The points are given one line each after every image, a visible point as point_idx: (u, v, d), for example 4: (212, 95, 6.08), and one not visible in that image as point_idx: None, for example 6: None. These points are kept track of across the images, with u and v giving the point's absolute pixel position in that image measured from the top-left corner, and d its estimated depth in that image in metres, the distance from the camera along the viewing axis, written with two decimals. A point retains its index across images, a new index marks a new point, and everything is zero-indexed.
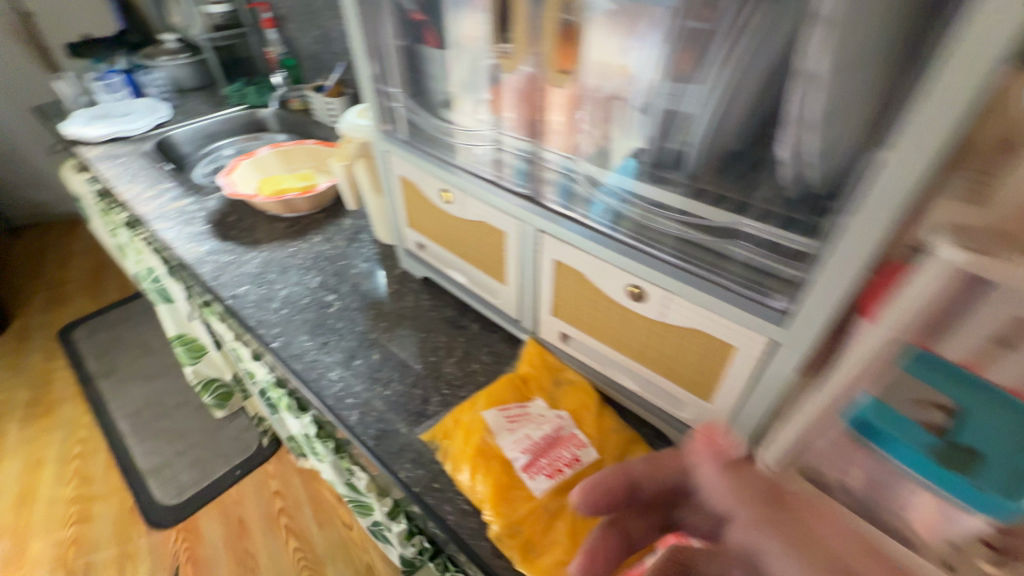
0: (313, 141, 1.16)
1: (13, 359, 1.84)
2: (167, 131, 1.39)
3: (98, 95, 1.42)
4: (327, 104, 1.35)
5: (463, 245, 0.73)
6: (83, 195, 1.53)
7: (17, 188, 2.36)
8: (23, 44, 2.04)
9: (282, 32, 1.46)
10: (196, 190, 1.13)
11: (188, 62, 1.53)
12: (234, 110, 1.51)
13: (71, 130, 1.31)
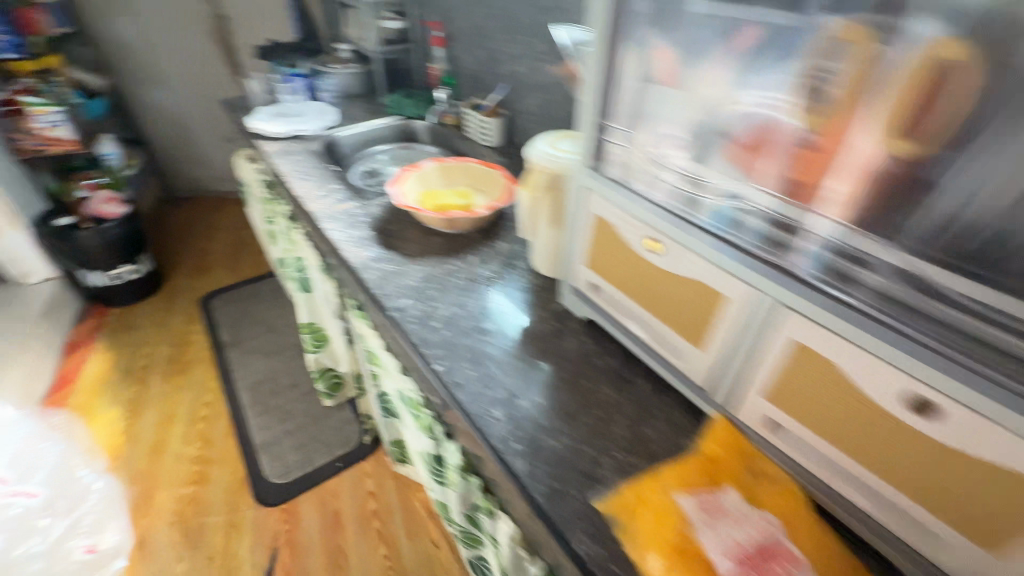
0: (474, 161, 1.17)
1: (162, 317, 2.05)
2: (333, 133, 1.49)
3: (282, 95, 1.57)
4: (483, 123, 1.37)
5: (653, 299, 0.66)
6: (249, 182, 1.67)
7: (186, 165, 2.67)
8: (215, 42, 2.32)
9: (448, 51, 1.52)
10: (360, 195, 1.18)
11: (357, 70, 1.63)
12: (391, 119, 1.58)
13: (255, 124, 1.44)
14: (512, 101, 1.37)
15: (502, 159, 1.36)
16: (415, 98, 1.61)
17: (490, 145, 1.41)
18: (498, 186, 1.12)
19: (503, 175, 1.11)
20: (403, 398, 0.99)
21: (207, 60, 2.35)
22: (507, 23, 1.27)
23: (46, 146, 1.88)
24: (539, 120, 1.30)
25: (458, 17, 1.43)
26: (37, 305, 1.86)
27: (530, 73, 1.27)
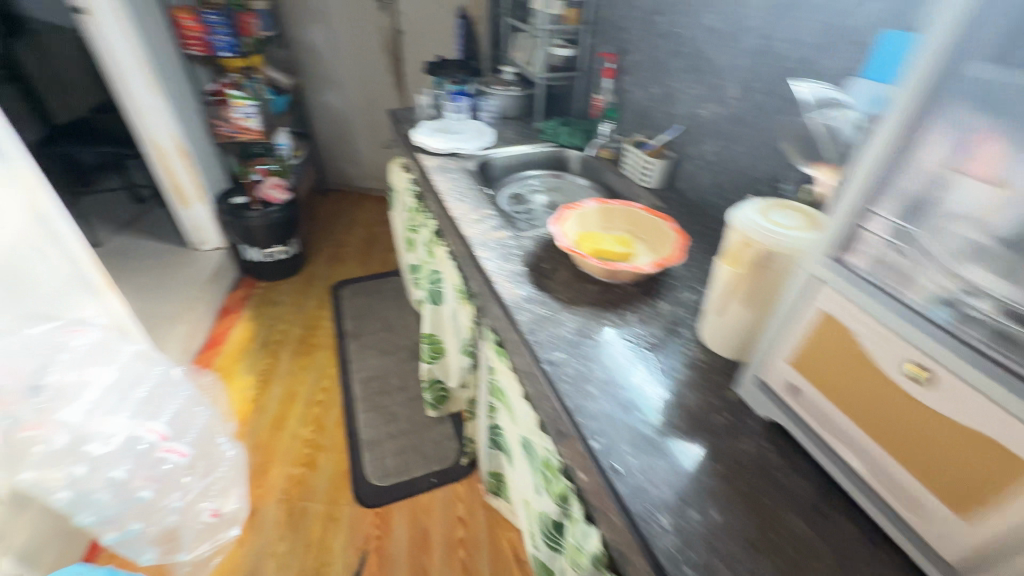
0: (639, 206, 1.08)
1: (298, 298, 2.23)
2: (489, 154, 1.50)
3: (445, 111, 1.61)
4: (646, 163, 1.30)
5: (886, 425, 0.54)
6: (399, 189, 1.75)
7: (338, 160, 2.92)
8: (386, 53, 2.50)
9: (617, 83, 1.46)
10: (514, 225, 1.15)
11: (519, 93, 1.65)
12: (545, 146, 1.56)
13: (420, 138, 1.49)
14: (682, 144, 1.27)
15: (660, 204, 1.27)
16: (570, 127, 1.57)
17: (647, 186, 1.33)
18: (664, 239, 1.02)
19: (673, 227, 1.00)
20: (529, 450, 0.93)
21: (376, 69, 2.55)
22: (695, 62, 1.18)
23: (237, 134, 2.14)
24: (713, 169, 1.18)
25: (637, 51, 1.37)
26: (206, 270, 2.11)
27: (713, 118, 1.16)
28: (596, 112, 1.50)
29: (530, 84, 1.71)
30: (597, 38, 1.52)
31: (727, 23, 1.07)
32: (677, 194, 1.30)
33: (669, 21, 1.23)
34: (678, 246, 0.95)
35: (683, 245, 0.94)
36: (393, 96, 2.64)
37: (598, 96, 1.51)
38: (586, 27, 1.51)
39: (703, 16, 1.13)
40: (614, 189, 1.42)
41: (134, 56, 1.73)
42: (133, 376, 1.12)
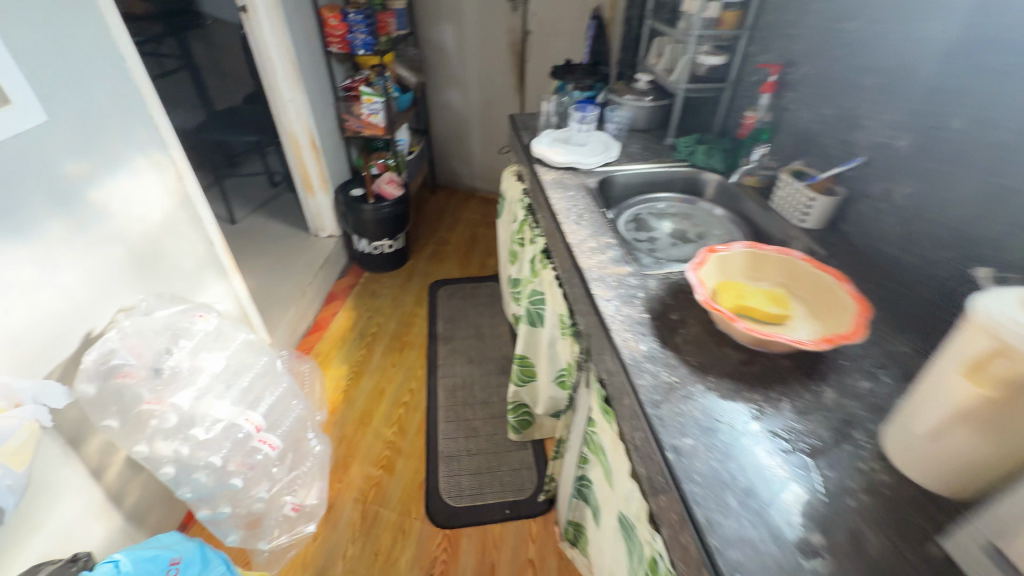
0: (801, 256, 0.87)
1: (398, 293, 2.27)
2: (612, 171, 1.36)
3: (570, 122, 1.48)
4: (806, 198, 1.07)
5: None
6: (510, 198, 1.67)
7: (451, 158, 2.95)
8: (509, 54, 2.44)
9: (775, 99, 1.23)
10: (636, 259, 1.00)
11: (652, 104, 1.48)
12: (677, 166, 1.38)
13: (540, 148, 1.40)
14: (860, 180, 1.02)
15: (820, 250, 1.04)
16: (709, 145, 1.37)
17: (802, 226, 1.10)
18: (833, 304, 0.80)
19: (849, 290, 0.78)
20: (627, 533, 0.79)
21: (498, 70, 2.50)
22: (893, 81, 0.93)
23: (363, 128, 2.24)
24: (902, 216, 0.93)
25: (809, 62, 1.13)
26: (319, 257, 2.23)
27: (912, 153, 0.90)
28: (744, 132, 1.29)
29: (666, 94, 1.53)
30: (756, 45, 1.30)
31: (955, 33, 0.82)
32: (843, 240, 1.06)
33: (860, 26, 0.99)
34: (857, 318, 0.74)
35: (865, 318, 0.73)
36: (511, 98, 2.57)
37: (750, 111, 1.29)
38: (744, 32, 1.29)
39: (916, 22, 0.88)
40: (756, 224, 1.21)
41: (281, 53, 1.84)
42: (241, 364, 1.14)
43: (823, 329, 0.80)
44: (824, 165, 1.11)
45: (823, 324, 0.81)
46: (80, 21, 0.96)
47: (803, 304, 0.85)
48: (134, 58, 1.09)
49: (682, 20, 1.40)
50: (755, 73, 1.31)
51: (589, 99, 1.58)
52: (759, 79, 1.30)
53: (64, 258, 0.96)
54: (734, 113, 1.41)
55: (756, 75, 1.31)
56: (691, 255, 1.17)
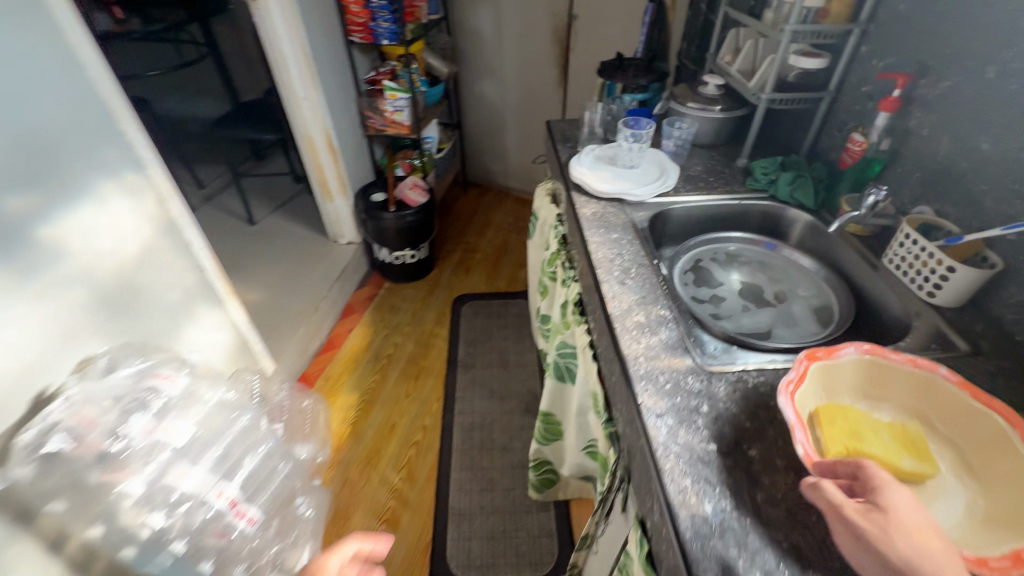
0: (947, 374, 0.60)
1: (419, 307, 2.09)
2: (669, 204, 1.09)
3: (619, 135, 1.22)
4: (940, 265, 0.78)
5: None
6: (543, 220, 1.43)
7: (484, 155, 2.71)
8: (551, 42, 2.16)
9: (897, 120, 0.92)
10: (697, 344, 0.76)
11: (721, 115, 1.20)
12: (751, 199, 1.10)
13: (578, 170, 1.16)
14: None
15: (958, 342, 0.75)
16: (796, 173, 1.08)
17: (929, 300, 0.81)
18: (1004, 465, 0.54)
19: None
20: None
21: (540, 59, 2.22)
22: None
23: (387, 127, 2.04)
24: None
25: (956, 72, 0.82)
26: (337, 266, 2.07)
27: None
28: (846, 160, 1.00)
29: (740, 101, 1.24)
30: (872, 44, 0.99)
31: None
32: (991, 327, 0.77)
33: None
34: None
35: None
36: (552, 92, 2.30)
37: (857, 132, 0.99)
38: (857, 26, 0.98)
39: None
40: (857, 286, 0.93)
41: (294, 47, 1.65)
42: (214, 430, 0.99)
43: (985, 501, 0.53)
44: (968, 218, 0.81)
45: (983, 490, 0.54)
46: (26, 31, 0.80)
47: (949, 449, 0.58)
48: (100, 71, 0.92)
49: (770, 9, 1.09)
50: (867, 81, 1.01)
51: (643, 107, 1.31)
52: (872, 88, 0.99)
53: (7, 313, 0.80)
54: (831, 131, 1.11)
55: (869, 84, 1.01)
56: (768, 325, 0.91)
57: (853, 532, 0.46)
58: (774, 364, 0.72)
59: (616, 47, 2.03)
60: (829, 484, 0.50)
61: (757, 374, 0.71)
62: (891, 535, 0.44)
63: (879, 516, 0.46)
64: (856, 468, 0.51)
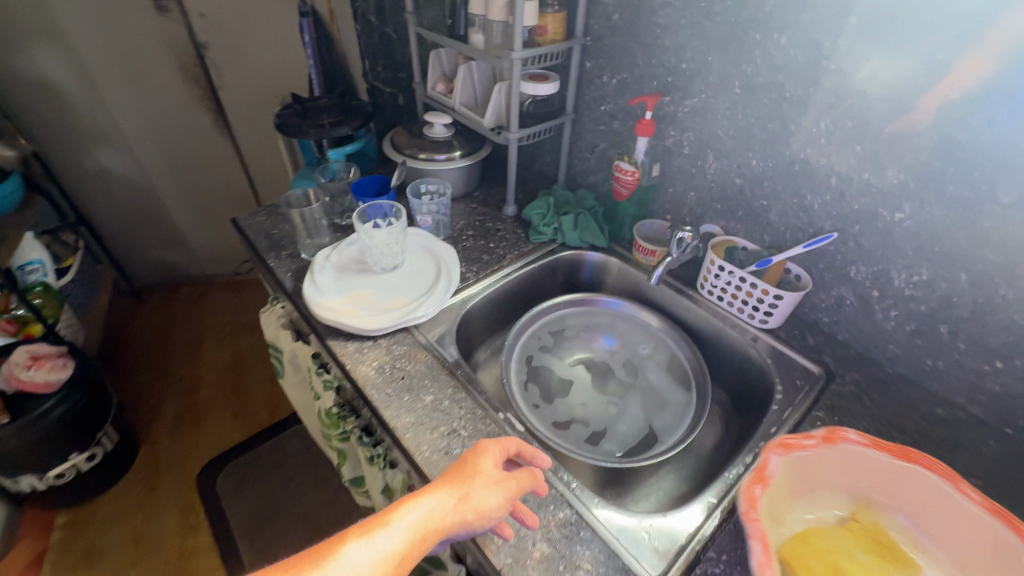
0: (858, 436, 0.55)
1: (143, 525, 1.34)
2: (465, 302, 0.81)
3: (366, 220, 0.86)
4: (767, 295, 0.73)
5: None
6: (294, 358, 0.98)
7: (149, 247, 1.86)
8: (184, 82, 1.53)
9: (654, 141, 0.84)
10: (632, 545, 0.53)
11: (465, 161, 0.96)
12: (545, 256, 0.91)
13: (321, 302, 0.76)
14: (827, 258, 0.72)
15: (812, 367, 0.72)
16: (575, 213, 0.94)
17: (764, 325, 0.77)
18: (941, 513, 0.53)
19: (979, 498, 0.50)
20: None
21: (177, 104, 1.56)
22: (876, 128, 0.61)
23: None
24: (913, 312, 0.66)
25: (700, 88, 0.75)
26: None
27: (914, 234, 0.62)
28: (621, 191, 0.88)
29: (477, 138, 1.02)
30: (596, 60, 0.87)
31: (1001, 67, 0.51)
32: (816, 334, 0.77)
33: (797, 41, 0.63)
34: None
35: None
36: (218, 147, 1.68)
37: (620, 160, 0.88)
38: (577, 43, 0.85)
39: (917, 41, 0.55)
40: (689, 325, 0.85)
41: None
42: None
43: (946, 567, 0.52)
44: (757, 233, 0.78)
45: (937, 552, 0.53)
46: None
47: (890, 512, 0.55)
48: None
49: (475, 29, 0.87)
50: (604, 100, 0.90)
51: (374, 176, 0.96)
52: (612, 107, 0.89)
53: None
54: (582, 153, 0.99)
55: (607, 103, 0.90)
56: (647, 421, 0.75)
57: None
58: (717, 520, 0.55)
59: (281, 75, 1.57)
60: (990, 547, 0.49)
61: (713, 556, 0.53)
62: None
63: None
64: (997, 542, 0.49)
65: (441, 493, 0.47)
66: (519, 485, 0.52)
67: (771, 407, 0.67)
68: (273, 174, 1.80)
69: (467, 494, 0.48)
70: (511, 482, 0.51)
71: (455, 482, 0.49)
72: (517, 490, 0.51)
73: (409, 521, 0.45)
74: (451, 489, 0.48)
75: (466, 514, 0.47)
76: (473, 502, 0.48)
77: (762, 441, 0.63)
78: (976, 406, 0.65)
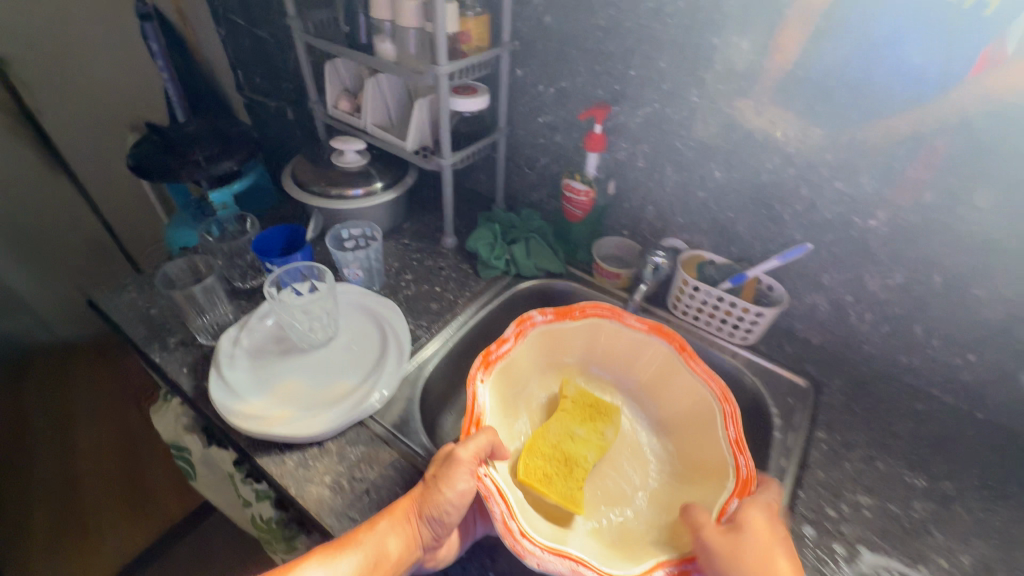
0: (543, 315, 0.70)
1: None
2: (422, 367, 0.68)
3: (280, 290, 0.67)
4: (748, 312, 0.69)
5: None
6: (206, 464, 0.78)
7: None
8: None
9: (605, 155, 0.76)
10: None
11: (388, 192, 0.82)
12: (500, 292, 0.81)
13: (242, 406, 0.58)
14: (799, 268, 0.69)
15: (798, 379, 0.70)
16: (526, 240, 0.84)
17: (747, 340, 0.72)
18: (611, 349, 0.72)
19: (637, 324, 0.69)
20: None
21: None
22: (849, 135, 0.57)
23: None
24: (888, 313, 0.66)
25: (653, 97, 0.68)
26: None
27: (888, 239, 0.61)
28: (575, 211, 0.80)
29: (398, 162, 0.87)
30: (527, 67, 0.76)
31: (987, 72, 0.48)
32: (791, 341, 0.75)
33: (760, 46, 0.57)
34: (685, 364, 0.65)
35: (676, 339, 0.66)
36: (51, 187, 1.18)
37: (569, 178, 0.79)
38: (505, 49, 0.73)
39: (897, 44, 0.51)
40: None
41: None
42: None
43: (635, 384, 0.71)
44: (724, 245, 0.74)
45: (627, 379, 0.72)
46: None
47: (585, 366, 0.74)
48: None
49: (381, 36, 0.72)
50: (542, 111, 0.80)
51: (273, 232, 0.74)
52: (552, 118, 0.79)
53: None
54: (521, 169, 0.89)
55: (545, 114, 0.80)
56: None
57: (692, 394, 0.65)
58: None
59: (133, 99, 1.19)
60: (650, 360, 0.69)
61: None
62: (686, 380, 0.65)
63: (680, 375, 0.66)
64: (645, 352, 0.69)
65: (399, 506, 0.51)
66: (470, 454, 0.53)
67: (774, 435, 0.63)
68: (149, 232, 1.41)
69: (423, 495, 0.51)
70: (455, 456, 0.52)
71: (421, 490, 0.52)
72: (466, 461, 0.52)
73: (376, 533, 0.49)
74: (407, 499, 0.52)
75: (423, 508, 0.49)
76: (430, 497, 0.50)
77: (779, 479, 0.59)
78: (949, 396, 0.66)
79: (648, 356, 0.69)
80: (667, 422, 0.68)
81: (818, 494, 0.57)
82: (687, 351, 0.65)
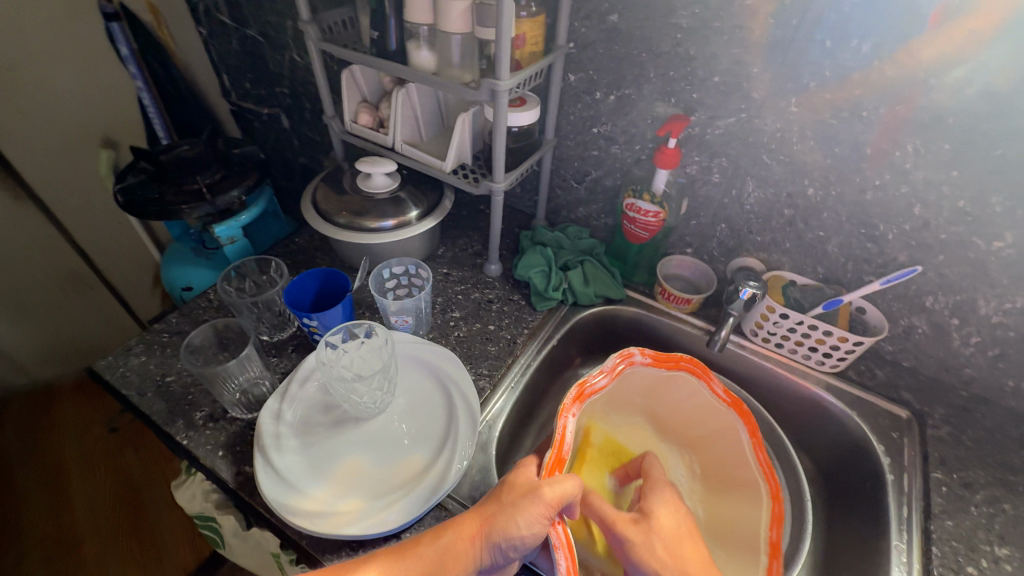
0: (641, 357, 0.63)
1: None
2: (493, 427, 0.60)
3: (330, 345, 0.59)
4: (845, 342, 0.62)
5: None
6: (242, 539, 0.69)
7: None
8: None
9: (674, 170, 0.68)
10: None
11: (427, 219, 0.72)
12: (558, 326, 0.72)
13: (283, 491, 0.50)
14: (899, 290, 0.63)
15: (898, 409, 0.64)
16: (583, 265, 0.76)
17: (838, 369, 0.66)
18: (679, 400, 0.66)
19: (721, 393, 0.62)
20: None
21: None
22: (985, 152, 0.50)
23: None
24: (1000, 338, 0.60)
25: (739, 106, 0.59)
26: None
27: (1013, 262, 0.55)
28: (640, 231, 0.71)
29: (430, 182, 0.77)
30: (583, 71, 0.67)
31: None
32: (881, 365, 0.69)
33: (885, 49, 0.50)
34: (752, 447, 0.60)
35: (753, 424, 0.60)
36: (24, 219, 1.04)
37: (634, 196, 0.70)
38: (562, 54, 0.63)
39: None
40: (742, 375, 0.73)
41: None
42: None
43: (695, 445, 0.66)
44: (809, 265, 0.67)
45: (684, 434, 0.67)
46: None
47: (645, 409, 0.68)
48: None
49: (417, 42, 0.61)
50: (597, 120, 0.71)
51: (308, 279, 0.64)
52: (610, 128, 0.70)
53: None
54: (567, 183, 0.80)
55: (601, 124, 0.71)
56: None
57: (745, 473, 0.60)
58: None
59: (106, 113, 1.04)
60: (717, 427, 0.64)
61: None
62: (747, 460, 0.60)
63: (739, 449, 0.61)
64: (712, 419, 0.64)
65: (465, 521, 0.43)
66: (554, 495, 0.44)
67: (887, 477, 0.58)
68: (131, 271, 1.27)
69: (493, 517, 0.43)
70: (539, 491, 0.44)
71: (491, 508, 0.44)
72: (547, 503, 0.43)
73: (437, 543, 0.42)
74: (474, 516, 0.43)
75: (492, 534, 0.41)
76: (501, 523, 0.42)
77: (906, 531, 0.54)
78: None
79: (715, 424, 0.64)
80: (713, 485, 0.63)
81: (954, 549, 0.53)
82: (762, 446, 0.59)
